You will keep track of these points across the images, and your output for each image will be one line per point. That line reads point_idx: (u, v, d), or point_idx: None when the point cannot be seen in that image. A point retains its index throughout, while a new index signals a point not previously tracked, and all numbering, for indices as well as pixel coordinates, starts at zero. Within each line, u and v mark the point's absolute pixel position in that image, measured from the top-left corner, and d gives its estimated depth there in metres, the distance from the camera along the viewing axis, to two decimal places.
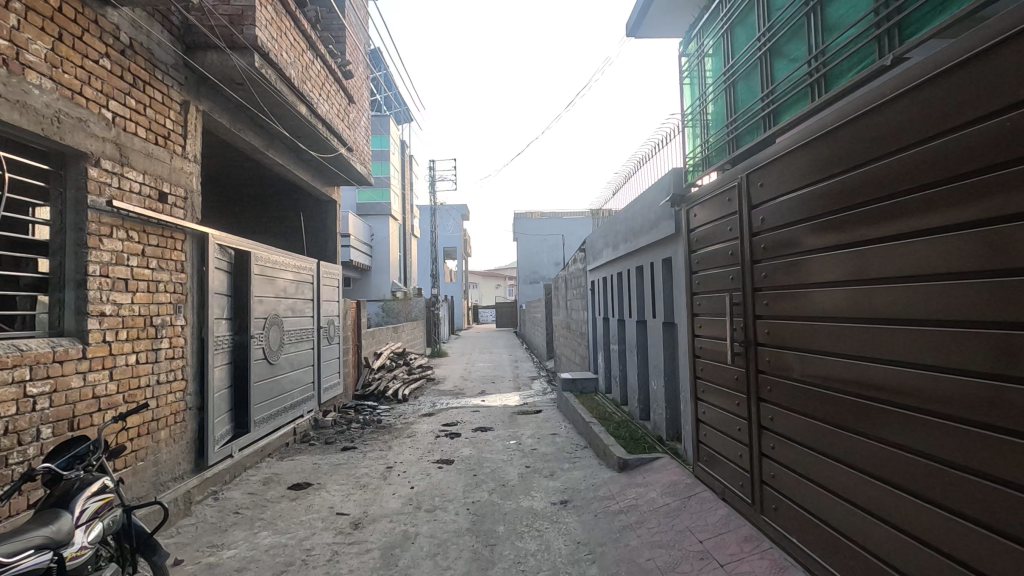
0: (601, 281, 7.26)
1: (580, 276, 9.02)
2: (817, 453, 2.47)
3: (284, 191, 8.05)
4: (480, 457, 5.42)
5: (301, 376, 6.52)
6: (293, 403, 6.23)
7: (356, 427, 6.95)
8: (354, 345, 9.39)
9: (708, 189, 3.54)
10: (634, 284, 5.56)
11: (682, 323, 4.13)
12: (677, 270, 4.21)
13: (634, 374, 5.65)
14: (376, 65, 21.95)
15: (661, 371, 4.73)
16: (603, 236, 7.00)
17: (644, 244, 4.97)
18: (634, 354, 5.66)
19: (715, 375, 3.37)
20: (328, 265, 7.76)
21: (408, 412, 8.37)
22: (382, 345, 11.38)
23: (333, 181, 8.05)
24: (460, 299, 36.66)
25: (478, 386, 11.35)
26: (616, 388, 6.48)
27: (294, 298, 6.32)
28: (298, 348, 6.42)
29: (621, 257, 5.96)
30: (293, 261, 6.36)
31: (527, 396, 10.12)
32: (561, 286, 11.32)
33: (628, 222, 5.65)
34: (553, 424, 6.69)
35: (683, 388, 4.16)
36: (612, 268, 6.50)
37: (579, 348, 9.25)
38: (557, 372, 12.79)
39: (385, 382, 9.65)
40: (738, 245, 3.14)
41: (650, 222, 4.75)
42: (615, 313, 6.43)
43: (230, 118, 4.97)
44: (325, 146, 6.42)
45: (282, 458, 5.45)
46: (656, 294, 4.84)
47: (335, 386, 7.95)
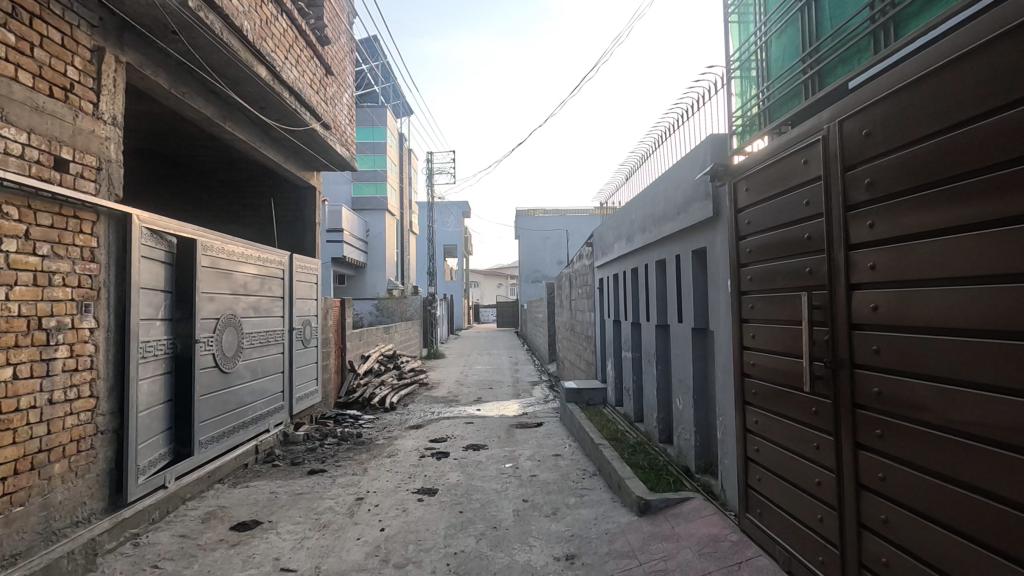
0: (611, 279, 6.39)
1: (586, 274, 8.18)
2: (968, 544, 1.52)
3: (256, 176, 7.21)
4: (469, 485, 4.57)
5: (266, 385, 5.67)
6: (253, 417, 5.37)
7: (331, 443, 6.10)
8: (336, 347, 8.53)
9: (767, 150, 2.60)
10: (653, 281, 4.69)
11: (723, 329, 3.25)
12: (717, 261, 3.32)
13: (652, 388, 4.79)
14: (373, 54, 21.18)
15: (690, 388, 3.86)
16: (614, 228, 6.14)
17: (668, 233, 4.11)
18: (652, 364, 4.79)
19: (777, 402, 2.44)
20: (304, 258, 6.94)
21: (393, 423, 7.52)
22: (372, 347, 10.56)
23: (311, 165, 7.22)
24: (460, 298, 35.76)
25: (474, 392, 10.52)
26: (629, 402, 5.62)
27: (258, 295, 5.48)
28: (262, 354, 5.59)
29: (637, 250, 5.10)
30: (257, 252, 5.51)
31: (527, 404, 9.29)
32: (564, 284, 10.51)
33: (646, 208, 4.79)
34: (555, 442, 5.84)
35: (723, 413, 3.28)
36: (626, 264, 5.63)
37: (584, 353, 8.41)
38: (559, 377, 11.93)
39: (372, 388, 8.82)
40: (813, 224, 2.19)
41: (677, 206, 3.90)
42: (628, 315, 5.57)
43: (169, 77, 4.14)
44: (295, 120, 5.58)
45: (235, 485, 4.60)
46: (683, 293, 3.97)
47: (310, 395, 7.11)
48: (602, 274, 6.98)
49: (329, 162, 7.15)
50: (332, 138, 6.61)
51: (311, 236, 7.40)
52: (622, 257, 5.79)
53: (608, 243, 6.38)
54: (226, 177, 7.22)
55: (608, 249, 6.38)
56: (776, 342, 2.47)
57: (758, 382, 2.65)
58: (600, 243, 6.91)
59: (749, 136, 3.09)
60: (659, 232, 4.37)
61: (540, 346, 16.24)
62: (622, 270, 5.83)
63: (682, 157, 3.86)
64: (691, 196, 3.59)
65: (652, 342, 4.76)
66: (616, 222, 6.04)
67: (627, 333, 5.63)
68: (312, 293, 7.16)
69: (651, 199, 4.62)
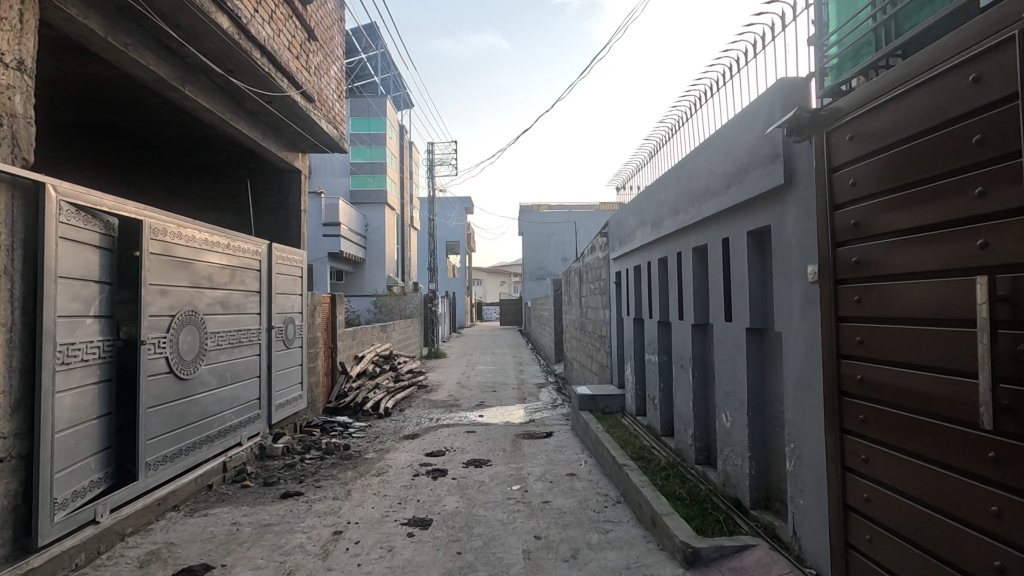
0: (631, 272, 5.65)
1: (599, 267, 7.44)
2: None
3: (234, 157, 6.51)
4: (469, 515, 3.84)
5: (237, 392, 4.94)
6: (220, 429, 4.64)
7: (312, 457, 5.37)
8: (325, 348, 7.81)
9: (886, 80, 1.84)
10: (689, 272, 3.94)
11: (799, 330, 2.50)
12: (788, 242, 2.56)
13: (686, 399, 4.04)
14: (372, 42, 20.44)
15: (742, 403, 3.11)
16: (635, 213, 5.40)
17: (712, 212, 3.37)
18: (686, 371, 4.04)
19: (917, 436, 1.71)
20: (286, 249, 6.22)
21: (386, 433, 6.79)
22: (367, 347, 9.84)
23: (294, 145, 6.49)
24: (462, 295, 34.99)
25: (476, 396, 9.79)
26: (654, 414, 4.87)
27: (226, 288, 4.77)
28: (232, 356, 4.87)
29: (667, 235, 4.36)
30: (226, 239, 4.79)
31: (533, 409, 8.56)
32: (574, 280, 9.78)
33: (679, 185, 4.04)
34: (569, 458, 5.11)
35: (797, 439, 2.53)
36: (652, 254, 4.88)
37: (597, 354, 7.67)
38: (567, 380, 11.17)
39: (365, 392, 8.10)
40: (987, 175, 1.45)
41: (727, 177, 3.16)
42: (654, 312, 4.83)
43: (103, 22, 3.42)
44: (270, 86, 4.84)
45: (192, 513, 3.87)
46: (732, 285, 3.22)
47: (293, 401, 6.38)
48: (620, 268, 6.23)
49: (315, 141, 6.42)
50: (316, 112, 5.86)
51: (296, 224, 6.69)
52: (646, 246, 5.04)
53: (628, 231, 5.64)
54: (201, 160, 6.65)
55: (628, 238, 5.63)
56: (914, 352, 1.73)
57: (871, 407, 1.91)
58: (618, 233, 6.17)
59: (846, 69, 2.21)
60: (699, 212, 3.62)
61: (541, 338, 17.25)
62: (646, 262, 5.08)
63: (734, 117, 3.11)
64: (751, 162, 2.84)
65: (687, 344, 4.00)
66: (639, 206, 5.28)
67: (652, 333, 4.89)
68: (295, 288, 6.44)
69: (687, 174, 3.87)
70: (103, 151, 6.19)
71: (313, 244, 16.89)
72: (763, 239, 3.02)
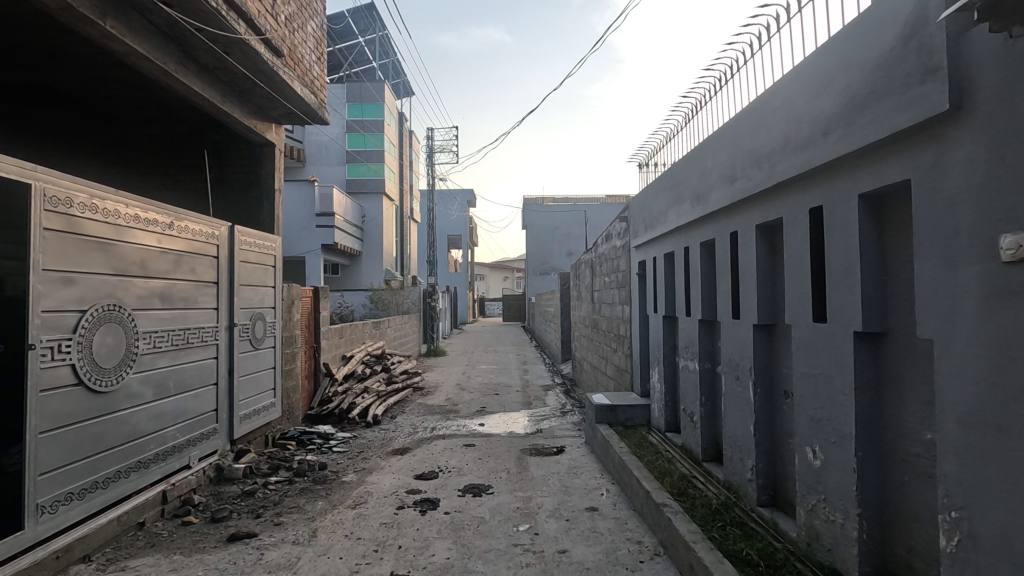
0: (661, 261, 4.76)
1: (616, 257, 6.56)
2: None
3: (198, 127, 5.64)
4: (464, 570, 2.95)
5: (184, 404, 4.07)
6: (159, 451, 3.76)
7: (279, 481, 4.48)
8: (306, 348, 6.95)
9: None
10: (751, 257, 3.04)
11: (976, 338, 1.59)
12: (952, 201, 1.66)
13: (743, 421, 3.14)
14: (370, 24, 19.53)
15: (845, 437, 2.21)
16: (667, 189, 4.50)
17: (797, 172, 2.47)
18: (743, 385, 3.14)
19: None
20: (255, 234, 5.35)
21: (373, 446, 5.93)
22: (357, 345, 8.99)
23: (266, 113, 5.61)
24: (464, 291, 34.06)
25: (478, 399, 8.93)
26: (692, 434, 3.97)
27: (168, 276, 3.89)
28: (178, 361, 3.99)
29: (717, 212, 3.46)
30: (168, 216, 3.91)
31: (540, 415, 7.70)
32: (585, 272, 8.90)
33: (735, 147, 3.14)
34: (587, 486, 4.23)
35: (967, 508, 1.62)
36: (692, 238, 3.99)
37: (613, 356, 6.79)
38: (576, 383, 10.23)
39: (352, 398, 7.24)
40: None
41: (826, 119, 2.25)
42: (695, 308, 3.92)
43: None
44: (221, 27, 3.95)
45: (105, 568, 2.98)
46: (828, 271, 2.31)
47: (263, 411, 5.50)
48: (644, 258, 5.34)
49: (290, 108, 5.53)
50: (287, 70, 4.98)
51: (269, 206, 5.81)
52: (684, 228, 4.14)
53: (658, 212, 4.73)
54: (159, 132, 5.80)
55: (657, 220, 4.73)
56: None
57: None
58: (643, 216, 5.27)
59: None
60: (769, 175, 2.72)
61: (541, 331, 18.48)
62: (683, 248, 4.18)
63: (836, 34, 2.20)
64: (876, 89, 1.94)
65: (746, 349, 3.10)
66: (672, 181, 4.37)
67: (692, 335, 3.99)
68: (267, 280, 5.57)
69: (747, 130, 2.98)
70: (44, 118, 5.32)
71: (306, 237, 16.10)
72: (882, 205, 2.11)
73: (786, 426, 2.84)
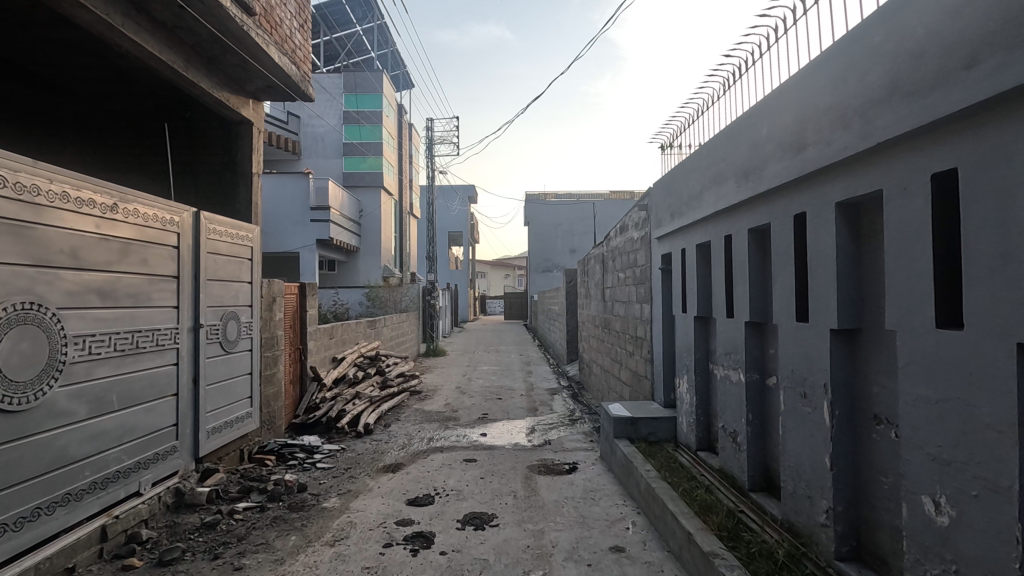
0: (692, 253, 4.13)
1: (633, 251, 5.93)
2: None
3: (166, 103, 5.00)
4: None
5: (133, 420, 3.44)
6: (97, 478, 3.13)
7: (249, 508, 3.84)
8: (290, 350, 6.32)
9: None
10: (827, 244, 2.39)
11: None
12: None
13: (813, 451, 2.51)
14: (367, 11, 18.89)
15: (1000, 493, 1.57)
16: (701, 168, 3.86)
17: (913, 125, 1.83)
18: (814, 406, 2.51)
19: None
20: (229, 223, 4.71)
21: (363, 460, 5.31)
22: (349, 346, 8.37)
23: (242, 86, 4.97)
24: (464, 289, 33.36)
25: (479, 405, 8.31)
26: (737, 460, 3.32)
27: (110, 268, 3.25)
28: (123, 370, 3.36)
29: (775, 190, 2.82)
30: (112, 196, 3.28)
31: (547, 424, 7.08)
32: (595, 267, 8.29)
33: (804, 105, 2.50)
34: (609, 518, 3.60)
35: None
36: (735, 225, 3.35)
37: (628, 359, 6.17)
38: (583, 387, 9.57)
39: (342, 404, 6.61)
40: None
41: (973, 42, 1.60)
42: (741, 309, 3.29)
43: None
44: None
45: None
46: (965, 258, 1.68)
47: (239, 422, 4.87)
48: (669, 250, 4.70)
49: (269, 80, 4.91)
50: (262, 32, 4.39)
51: (247, 192, 5.19)
52: (724, 213, 3.50)
53: (689, 196, 4.10)
54: (122, 109, 5.16)
55: (688, 205, 4.09)
56: None
57: None
58: (668, 203, 4.63)
59: None
60: (862, 135, 2.08)
61: (542, 330, 18.73)
62: (724, 236, 3.54)
63: None
64: None
65: (819, 360, 2.45)
66: (708, 158, 3.73)
67: (737, 341, 3.35)
68: (243, 274, 4.94)
69: (825, 81, 2.33)
70: None
71: (301, 231, 15.47)
72: None
73: (879, 461, 2.20)
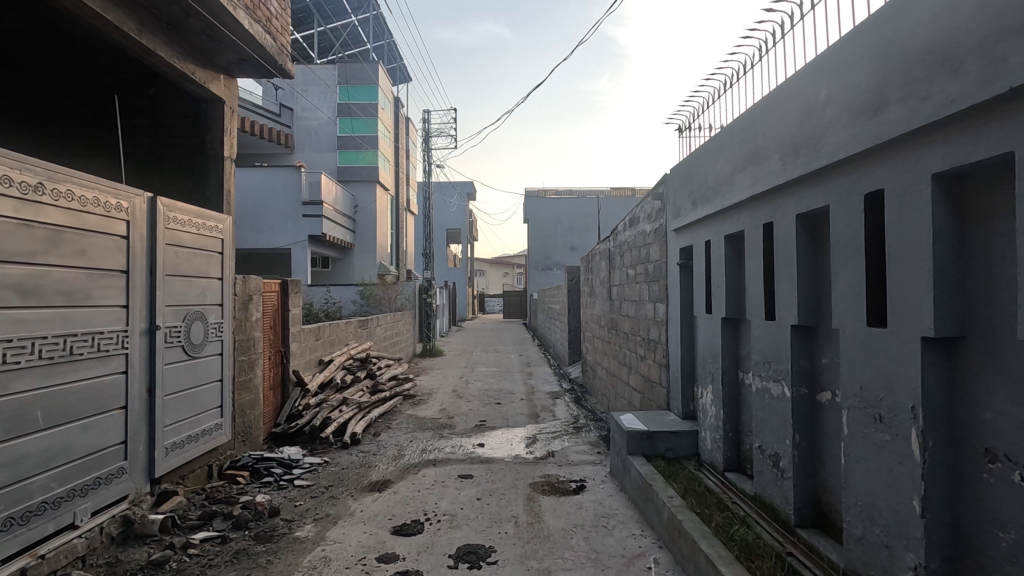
0: (719, 246, 3.61)
1: (646, 244, 5.41)
2: None
3: (127, 78, 4.48)
4: None
5: (66, 441, 2.91)
6: (16, 512, 2.60)
7: (208, 540, 3.31)
8: (270, 353, 5.79)
9: None
10: (917, 229, 1.87)
11: None
12: None
13: (893, 491, 1.99)
14: None
15: None
16: (734, 145, 3.33)
17: None
18: (895, 435, 1.99)
19: None
20: (196, 211, 4.19)
21: (347, 476, 4.79)
22: (338, 347, 7.85)
23: (210, 59, 4.43)
24: (462, 287, 32.81)
25: (477, 410, 7.80)
26: (779, 489, 2.81)
27: (33, 260, 2.73)
28: (52, 382, 2.84)
29: (837, 166, 2.30)
30: (36, 174, 2.75)
31: (550, 432, 6.56)
32: (600, 264, 7.77)
33: (886, 52, 1.98)
34: (628, 554, 3.08)
35: None
36: (778, 211, 2.83)
37: (639, 364, 5.65)
38: (587, 390, 9.04)
39: (327, 412, 6.09)
40: None
41: None
42: (785, 311, 2.76)
43: None
44: None
45: None
46: None
47: (206, 435, 4.34)
48: (690, 243, 4.18)
49: (239, 52, 4.36)
50: None
51: (218, 179, 4.67)
52: (763, 197, 2.97)
53: (717, 179, 3.58)
54: (76, 85, 4.62)
55: (716, 189, 3.57)
56: None
57: None
58: (690, 188, 4.11)
59: None
60: (984, 80, 1.56)
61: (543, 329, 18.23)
62: (762, 224, 3.02)
63: None
64: None
65: (903, 376, 1.93)
66: (742, 133, 3.21)
67: (779, 349, 2.83)
68: (212, 270, 4.41)
69: (922, 18, 1.81)
70: None
71: (292, 226, 14.94)
72: None
73: (996, 511, 1.68)
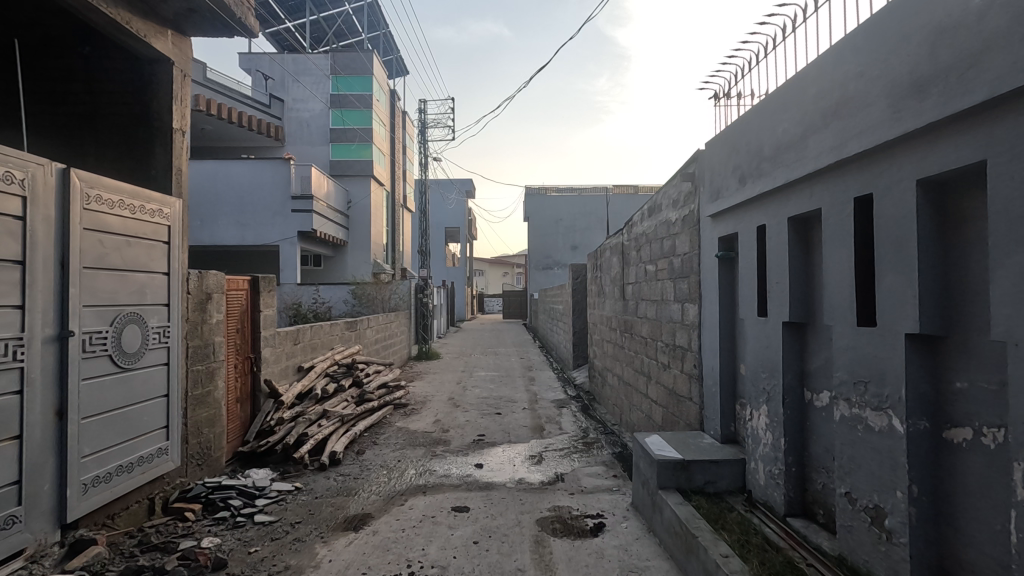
0: (779, 232, 2.86)
1: (670, 236, 4.67)
2: None
3: (55, 35, 3.75)
4: None
5: None
6: None
7: None
8: (236, 359, 5.04)
9: None
10: None
11: None
12: None
13: None
14: None
15: None
16: (803, 98, 2.58)
17: None
18: None
19: None
20: (131, 191, 3.44)
21: (320, 508, 4.03)
22: (321, 352, 7.10)
23: (153, 10, 3.69)
24: (461, 287, 32.02)
25: (474, 421, 7.05)
26: (883, 559, 2.06)
27: None
28: None
29: (1003, 98, 1.55)
30: None
31: (556, 449, 5.82)
32: (612, 260, 7.02)
33: None
34: None
35: None
36: (881, 179, 2.08)
37: (661, 373, 4.90)
38: (596, 399, 8.26)
39: (304, 426, 5.33)
40: None
41: None
42: (893, 315, 2.02)
43: None
44: None
45: None
46: None
47: (147, 463, 3.58)
48: (734, 230, 3.42)
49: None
50: None
51: (165, 155, 3.92)
52: (854, 163, 2.23)
53: (778, 147, 2.83)
54: None
55: (778, 158, 2.81)
56: None
57: None
58: (735, 163, 3.35)
59: None
60: None
61: (544, 330, 17.47)
62: (851, 199, 2.27)
63: None
64: None
65: None
66: (818, 83, 2.45)
67: (883, 366, 2.08)
68: (155, 263, 3.66)
69: None
70: None
71: (281, 222, 14.21)
72: None
73: None
